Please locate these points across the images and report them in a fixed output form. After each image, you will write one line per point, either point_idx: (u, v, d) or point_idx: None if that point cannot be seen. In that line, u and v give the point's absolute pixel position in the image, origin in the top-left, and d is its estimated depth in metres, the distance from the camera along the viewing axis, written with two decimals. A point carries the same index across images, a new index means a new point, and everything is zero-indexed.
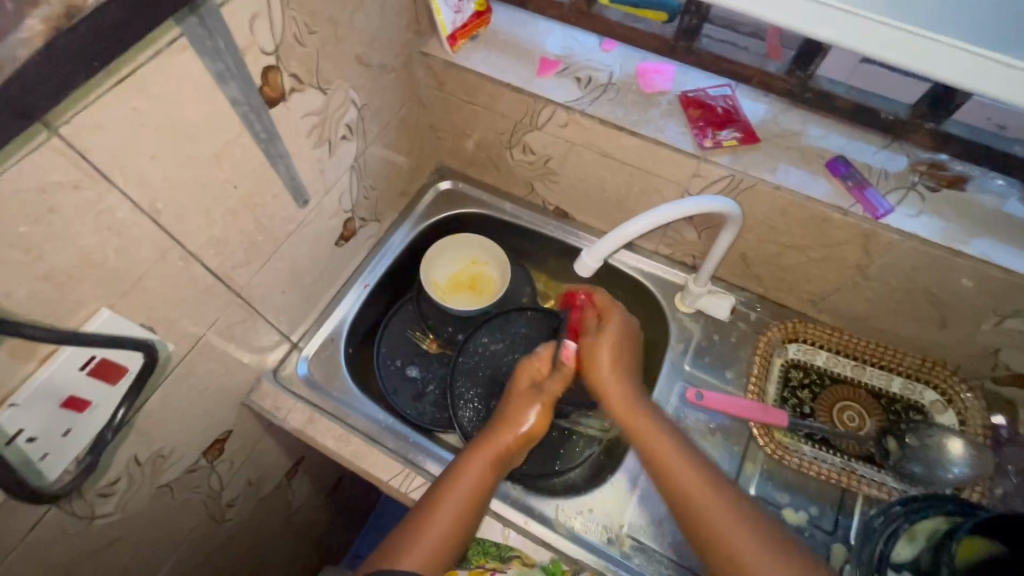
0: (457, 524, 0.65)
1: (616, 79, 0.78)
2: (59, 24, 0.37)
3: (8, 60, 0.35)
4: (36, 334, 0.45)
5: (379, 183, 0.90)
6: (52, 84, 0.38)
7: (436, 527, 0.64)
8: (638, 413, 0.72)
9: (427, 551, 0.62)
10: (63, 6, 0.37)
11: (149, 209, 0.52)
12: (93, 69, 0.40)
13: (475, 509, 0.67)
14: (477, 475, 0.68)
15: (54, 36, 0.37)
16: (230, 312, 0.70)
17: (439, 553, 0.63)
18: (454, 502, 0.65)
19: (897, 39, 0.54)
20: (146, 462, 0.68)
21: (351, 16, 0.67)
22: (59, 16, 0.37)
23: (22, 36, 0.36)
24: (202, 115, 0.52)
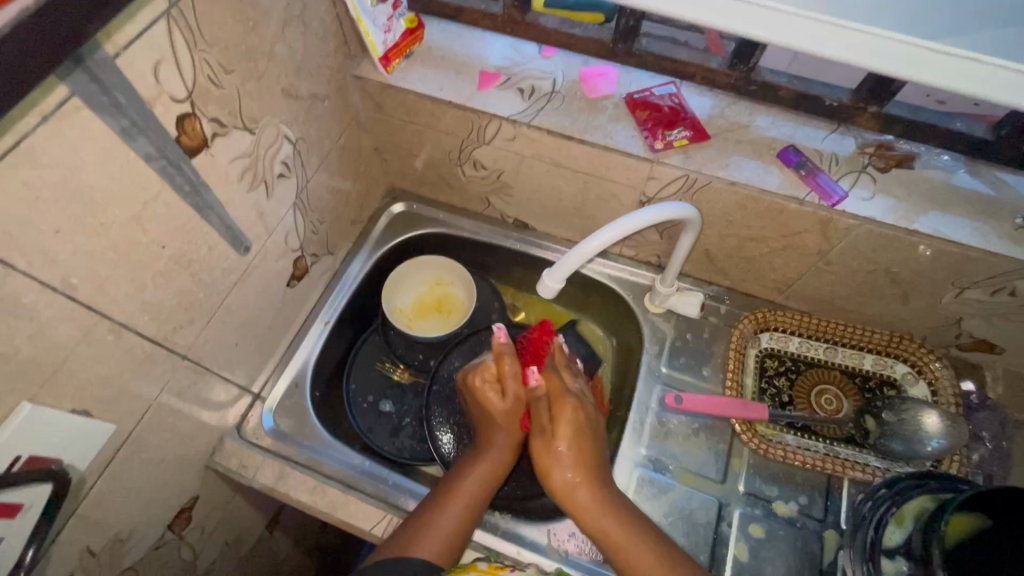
0: (466, 517, 0.68)
1: (560, 86, 0.76)
2: None
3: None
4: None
5: (327, 215, 0.86)
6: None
7: (449, 518, 0.67)
8: (567, 460, 0.69)
9: (441, 537, 0.65)
10: None
11: (63, 286, 0.47)
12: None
13: (480, 509, 0.70)
14: (480, 475, 0.72)
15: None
16: (179, 376, 0.66)
17: (455, 538, 0.66)
18: (460, 497, 0.69)
19: (826, 33, 0.53)
20: (103, 550, 0.63)
21: (271, 48, 0.62)
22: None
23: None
24: (109, 178, 0.48)
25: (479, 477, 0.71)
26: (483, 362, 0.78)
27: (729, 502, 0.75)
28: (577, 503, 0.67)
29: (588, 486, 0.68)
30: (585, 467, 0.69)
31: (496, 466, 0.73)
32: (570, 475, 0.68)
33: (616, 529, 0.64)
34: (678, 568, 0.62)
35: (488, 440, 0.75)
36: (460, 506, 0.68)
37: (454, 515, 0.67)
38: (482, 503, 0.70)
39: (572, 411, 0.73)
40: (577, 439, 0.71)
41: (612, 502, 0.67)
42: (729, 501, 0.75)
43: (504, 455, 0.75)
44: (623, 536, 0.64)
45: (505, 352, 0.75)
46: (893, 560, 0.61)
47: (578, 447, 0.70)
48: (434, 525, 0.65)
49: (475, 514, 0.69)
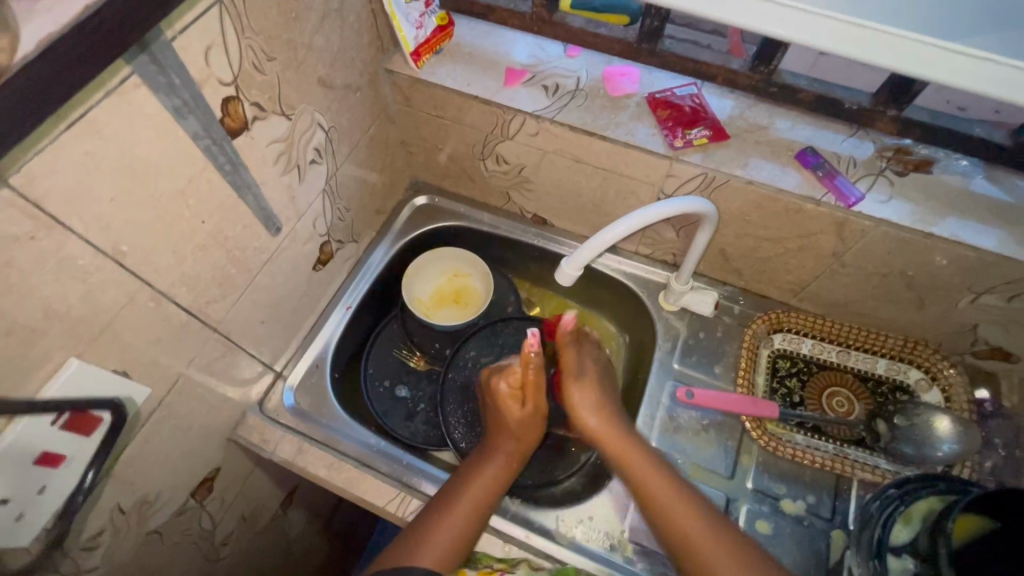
0: (472, 521, 0.68)
1: (584, 85, 0.78)
2: None
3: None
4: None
5: (353, 204, 0.89)
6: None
7: (455, 521, 0.67)
8: (594, 413, 0.75)
9: (445, 544, 0.66)
10: None
11: (113, 252, 0.50)
12: (31, 124, 0.37)
13: (484, 516, 0.70)
14: (485, 482, 0.72)
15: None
16: (209, 348, 0.69)
17: (461, 544, 0.67)
18: (466, 503, 0.69)
19: (847, 31, 0.54)
20: (131, 510, 0.66)
21: (310, 39, 0.66)
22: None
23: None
24: (160, 153, 0.51)
25: (484, 483, 0.72)
26: (506, 366, 0.80)
27: (736, 498, 0.76)
28: (609, 439, 0.73)
29: (616, 434, 0.73)
30: (611, 418, 0.75)
31: (503, 475, 0.74)
32: (602, 425, 0.74)
33: (641, 466, 0.69)
34: (701, 508, 0.66)
35: (496, 446, 0.77)
36: (467, 510, 0.69)
37: (460, 520, 0.68)
38: (490, 509, 0.71)
39: (591, 384, 0.79)
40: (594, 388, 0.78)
41: (641, 445, 0.72)
42: (737, 497, 0.76)
43: (508, 466, 0.76)
44: (636, 455, 0.70)
45: (533, 358, 0.75)
46: (899, 558, 0.61)
47: (596, 393, 0.77)
48: (439, 530, 0.66)
49: (481, 518, 0.70)
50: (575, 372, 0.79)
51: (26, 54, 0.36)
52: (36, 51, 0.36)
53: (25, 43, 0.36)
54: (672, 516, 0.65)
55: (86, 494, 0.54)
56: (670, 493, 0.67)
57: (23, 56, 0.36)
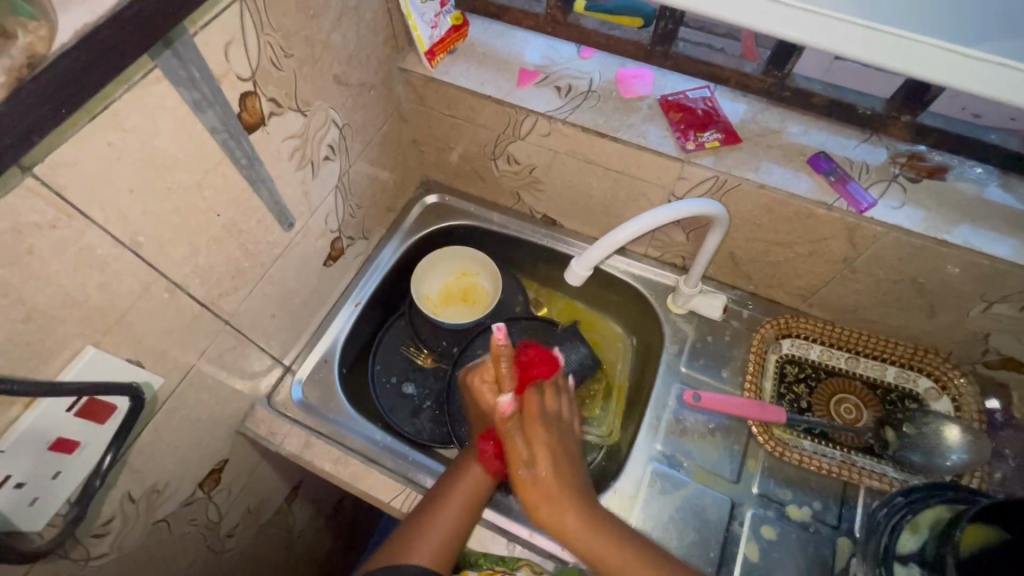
0: (463, 517, 0.70)
1: (597, 86, 0.79)
2: (21, 75, 0.36)
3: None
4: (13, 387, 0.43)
5: (364, 201, 0.90)
6: (17, 129, 0.36)
7: (447, 519, 0.69)
8: (563, 504, 0.67)
9: (437, 541, 0.67)
10: (25, 56, 0.37)
11: (131, 242, 0.51)
12: (61, 113, 0.39)
13: (478, 508, 0.71)
14: (477, 475, 0.73)
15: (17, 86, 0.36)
16: (219, 341, 0.69)
17: (453, 540, 0.68)
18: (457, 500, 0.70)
19: (862, 35, 0.54)
20: (141, 498, 0.67)
21: (327, 36, 0.66)
22: (24, 66, 0.36)
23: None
24: (179, 146, 0.52)
25: (476, 478, 0.73)
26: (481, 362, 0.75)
27: (741, 502, 0.76)
28: (575, 534, 0.65)
29: (588, 536, 0.65)
30: (579, 510, 0.66)
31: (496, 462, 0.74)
32: (570, 521, 0.66)
33: (615, 557, 0.64)
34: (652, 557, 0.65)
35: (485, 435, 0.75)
36: (459, 506, 0.70)
37: (450, 519, 0.69)
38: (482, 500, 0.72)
39: (548, 431, 0.70)
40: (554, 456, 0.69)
41: (618, 532, 0.66)
42: (742, 501, 0.76)
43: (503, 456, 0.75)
44: (609, 551, 0.65)
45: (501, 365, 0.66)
46: (906, 565, 0.61)
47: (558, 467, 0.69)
48: (431, 528, 0.68)
49: (473, 512, 0.71)
50: (535, 415, 0.70)
51: (63, 44, 0.38)
52: (72, 42, 0.38)
53: (63, 34, 0.38)
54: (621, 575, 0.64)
55: (104, 476, 0.55)
56: (619, 556, 0.64)
57: (59, 45, 0.38)
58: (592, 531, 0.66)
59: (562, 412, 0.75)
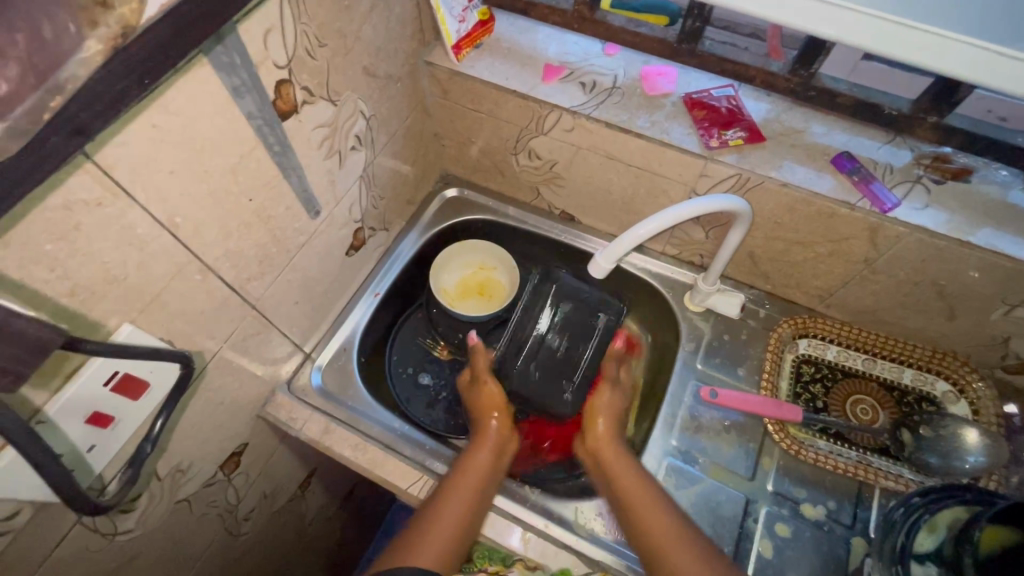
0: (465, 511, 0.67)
1: (620, 83, 0.79)
2: (117, 43, 0.37)
3: (70, 79, 0.36)
4: (88, 349, 0.45)
5: (387, 192, 0.91)
6: (105, 99, 0.39)
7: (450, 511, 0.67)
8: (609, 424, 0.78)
9: (451, 526, 0.65)
10: (120, 27, 0.37)
11: (169, 223, 0.53)
12: (142, 87, 0.41)
13: (479, 503, 0.69)
14: (476, 472, 0.72)
15: (113, 54, 0.37)
16: (245, 325, 0.70)
17: (457, 544, 0.65)
18: (460, 493, 0.68)
19: (894, 32, 0.55)
20: (166, 477, 0.68)
21: (359, 28, 0.67)
22: (120, 35, 0.37)
23: (82, 57, 0.36)
24: (217, 131, 0.53)
25: (472, 471, 0.72)
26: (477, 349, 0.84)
27: (756, 499, 0.76)
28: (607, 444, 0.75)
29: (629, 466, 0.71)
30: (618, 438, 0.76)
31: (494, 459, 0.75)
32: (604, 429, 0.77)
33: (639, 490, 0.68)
34: (663, 503, 0.67)
35: (483, 431, 0.77)
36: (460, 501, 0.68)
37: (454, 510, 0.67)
38: (484, 501, 0.70)
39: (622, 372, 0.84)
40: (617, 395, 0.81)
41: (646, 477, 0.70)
42: (756, 498, 0.76)
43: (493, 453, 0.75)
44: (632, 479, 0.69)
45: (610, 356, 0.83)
46: (922, 564, 0.61)
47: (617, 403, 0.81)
48: (445, 507, 0.67)
49: (477, 509, 0.69)
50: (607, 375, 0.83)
51: (152, 17, 0.39)
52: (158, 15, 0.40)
53: (149, 8, 0.39)
54: (642, 514, 0.65)
55: (154, 443, 0.56)
56: (647, 494, 0.67)
57: (147, 20, 0.39)
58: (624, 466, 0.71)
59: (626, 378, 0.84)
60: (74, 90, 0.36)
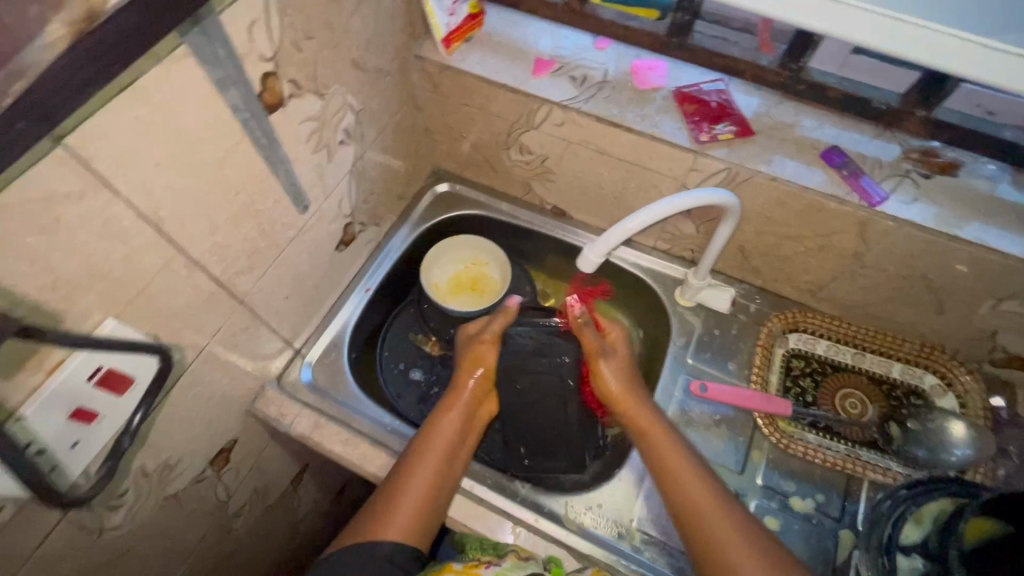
0: (432, 485, 0.69)
1: (611, 77, 0.79)
2: (81, 28, 0.38)
3: (31, 66, 0.36)
4: (53, 338, 0.45)
5: (377, 187, 0.90)
6: (72, 84, 0.38)
7: (417, 484, 0.68)
8: (630, 397, 0.75)
9: (417, 499, 0.67)
10: (83, 10, 0.38)
11: (153, 217, 0.52)
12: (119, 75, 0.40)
13: (445, 476, 0.71)
14: (444, 441, 0.72)
15: (75, 41, 0.38)
16: (233, 320, 0.70)
17: (422, 516, 0.66)
18: (426, 467, 0.70)
19: (881, 25, 0.55)
20: (154, 472, 0.68)
21: (347, 21, 0.67)
22: (81, 19, 0.38)
23: (43, 41, 0.36)
24: (202, 123, 0.52)
25: (439, 444, 0.72)
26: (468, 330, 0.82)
27: (745, 492, 0.76)
28: (637, 416, 0.73)
29: (665, 440, 0.70)
30: (643, 405, 0.74)
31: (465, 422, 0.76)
32: (625, 395, 0.75)
33: (681, 467, 0.67)
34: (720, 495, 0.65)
35: (454, 398, 0.77)
36: (427, 474, 0.69)
37: (421, 485, 0.68)
38: (452, 467, 0.72)
39: (619, 341, 0.80)
40: (620, 366, 0.77)
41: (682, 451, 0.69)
42: (746, 492, 0.76)
43: (461, 421, 0.75)
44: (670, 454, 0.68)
45: (583, 327, 0.76)
46: (908, 557, 0.62)
47: (625, 374, 0.76)
48: (412, 481, 0.68)
49: (444, 479, 0.70)
50: (595, 350, 0.76)
51: (125, 5, 0.38)
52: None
53: None
54: (696, 498, 0.64)
55: (132, 437, 0.56)
56: (685, 466, 0.67)
57: (115, 4, 0.39)
58: (663, 441, 0.70)
59: (618, 344, 0.80)
60: (35, 75, 0.36)
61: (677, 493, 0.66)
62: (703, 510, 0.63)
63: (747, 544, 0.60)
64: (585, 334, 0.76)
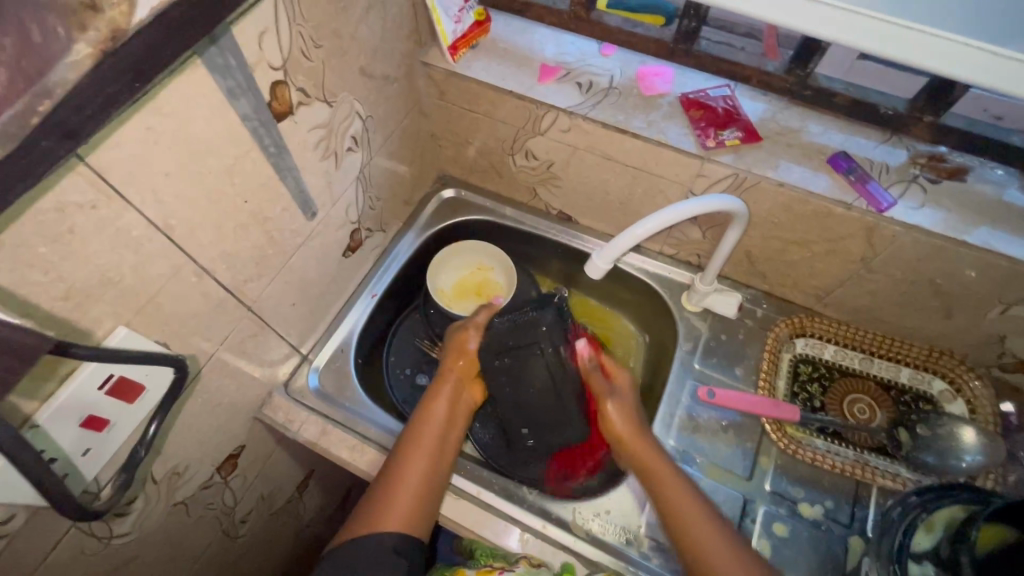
0: (427, 476, 0.69)
1: (617, 83, 0.79)
2: (105, 47, 0.37)
3: (59, 83, 0.36)
4: (79, 353, 0.44)
5: (383, 193, 0.91)
6: (96, 101, 0.38)
7: (411, 476, 0.68)
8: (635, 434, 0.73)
9: (412, 491, 0.67)
10: (109, 30, 0.37)
11: (164, 226, 0.52)
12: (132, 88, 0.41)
13: (439, 467, 0.70)
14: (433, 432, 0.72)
15: (102, 60, 0.37)
16: (241, 327, 0.70)
17: (418, 507, 0.66)
18: (420, 460, 0.69)
19: (889, 32, 0.55)
20: (162, 480, 0.68)
21: (354, 29, 0.67)
22: (107, 39, 0.37)
23: (70, 61, 0.36)
24: (211, 132, 0.53)
25: (430, 436, 0.72)
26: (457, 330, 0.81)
27: (754, 498, 0.76)
28: (638, 447, 0.72)
29: (668, 473, 0.69)
30: (645, 437, 0.73)
31: (453, 406, 0.76)
32: (629, 432, 0.73)
33: (686, 506, 0.66)
34: (726, 532, 0.64)
35: (441, 391, 0.77)
36: (420, 465, 0.69)
37: (416, 477, 0.68)
38: (444, 458, 0.72)
39: (624, 378, 0.78)
40: (626, 406, 0.75)
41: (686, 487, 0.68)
42: (755, 498, 0.76)
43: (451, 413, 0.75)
44: (673, 491, 0.67)
45: (592, 372, 0.76)
46: (919, 564, 0.61)
47: (631, 415, 0.75)
48: (405, 473, 0.68)
49: (439, 471, 0.70)
50: (603, 393, 0.76)
51: (139, 20, 0.39)
52: (149, 17, 0.39)
53: (141, 10, 0.39)
54: (703, 537, 0.63)
55: (147, 448, 0.55)
56: (690, 504, 0.66)
57: (139, 21, 0.39)
58: (666, 476, 0.68)
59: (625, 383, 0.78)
60: (63, 94, 0.36)
61: (682, 533, 0.64)
62: (709, 551, 0.62)
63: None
64: (592, 378, 0.76)
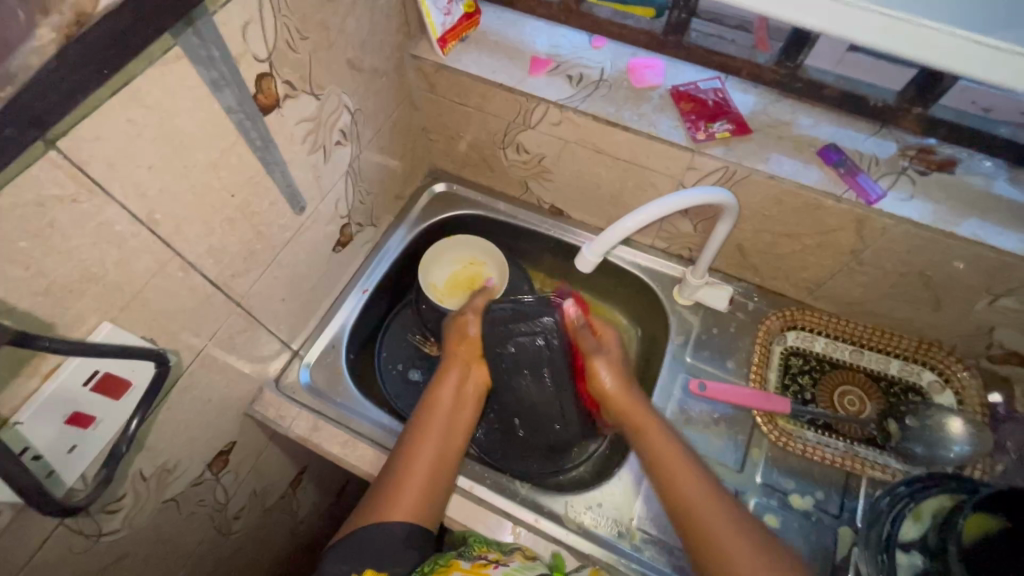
0: (436, 468, 0.69)
1: (608, 76, 0.79)
2: (70, 33, 0.38)
3: (21, 69, 0.37)
4: (45, 345, 0.43)
5: (374, 187, 0.90)
6: (63, 88, 0.38)
7: (420, 468, 0.68)
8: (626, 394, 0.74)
9: (421, 483, 0.67)
10: (73, 14, 0.38)
11: (147, 220, 0.52)
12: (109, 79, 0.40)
13: (447, 458, 0.70)
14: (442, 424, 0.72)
15: (67, 44, 0.38)
16: (230, 323, 0.70)
17: (427, 498, 0.67)
18: (428, 451, 0.69)
19: (876, 22, 0.55)
20: (151, 477, 0.67)
21: (341, 21, 0.67)
22: (72, 23, 0.38)
23: (34, 46, 0.37)
24: (196, 125, 0.52)
25: (438, 428, 0.72)
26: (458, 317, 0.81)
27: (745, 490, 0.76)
28: (632, 409, 0.73)
29: (663, 437, 0.69)
30: (635, 398, 0.74)
31: (459, 397, 0.76)
32: (620, 393, 0.74)
33: (678, 467, 0.66)
34: (719, 494, 0.64)
35: (448, 381, 0.76)
36: (428, 457, 0.69)
37: (424, 469, 0.68)
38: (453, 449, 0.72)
39: (613, 338, 0.79)
40: (615, 364, 0.76)
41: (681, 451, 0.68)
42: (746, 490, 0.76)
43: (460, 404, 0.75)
44: (669, 455, 0.68)
45: (580, 330, 0.77)
46: (908, 553, 0.61)
47: (620, 374, 0.75)
48: (415, 464, 0.68)
49: (447, 462, 0.70)
50: (592, 351, 0.76)
51: None
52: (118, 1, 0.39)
53: None
54: (696, 498, 0.64)
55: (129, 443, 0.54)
56: (682, 465, 0.67)
57: (104, 8, 0.39)
58: (658, 438, 0.69)
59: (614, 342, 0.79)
60: (25, 79, 0.37)
61: (677, 494, 0.65)
62: (702, 508, 0.63)
63: (750, 547, 0.59)
64: (581, 338, 0.77)
